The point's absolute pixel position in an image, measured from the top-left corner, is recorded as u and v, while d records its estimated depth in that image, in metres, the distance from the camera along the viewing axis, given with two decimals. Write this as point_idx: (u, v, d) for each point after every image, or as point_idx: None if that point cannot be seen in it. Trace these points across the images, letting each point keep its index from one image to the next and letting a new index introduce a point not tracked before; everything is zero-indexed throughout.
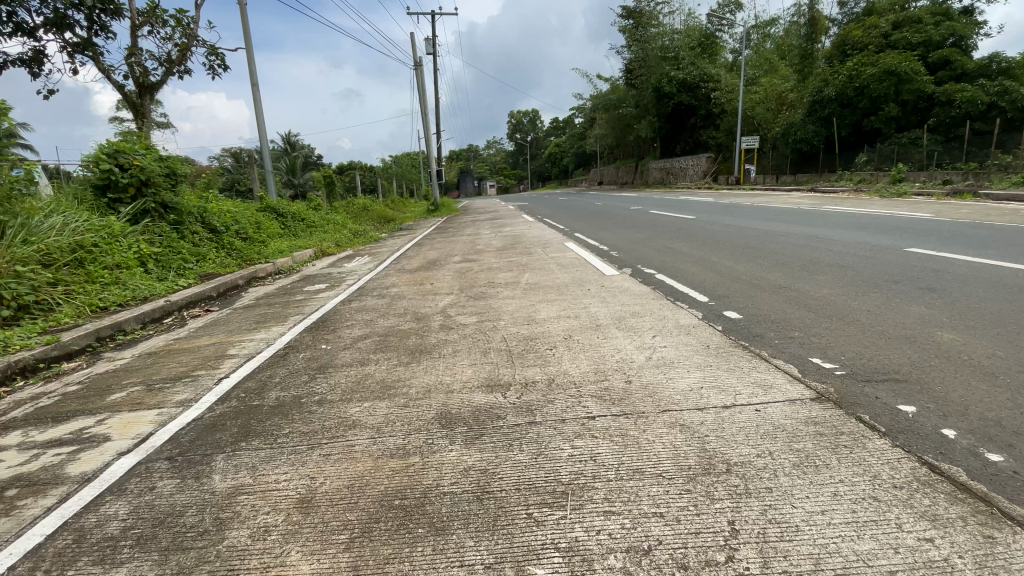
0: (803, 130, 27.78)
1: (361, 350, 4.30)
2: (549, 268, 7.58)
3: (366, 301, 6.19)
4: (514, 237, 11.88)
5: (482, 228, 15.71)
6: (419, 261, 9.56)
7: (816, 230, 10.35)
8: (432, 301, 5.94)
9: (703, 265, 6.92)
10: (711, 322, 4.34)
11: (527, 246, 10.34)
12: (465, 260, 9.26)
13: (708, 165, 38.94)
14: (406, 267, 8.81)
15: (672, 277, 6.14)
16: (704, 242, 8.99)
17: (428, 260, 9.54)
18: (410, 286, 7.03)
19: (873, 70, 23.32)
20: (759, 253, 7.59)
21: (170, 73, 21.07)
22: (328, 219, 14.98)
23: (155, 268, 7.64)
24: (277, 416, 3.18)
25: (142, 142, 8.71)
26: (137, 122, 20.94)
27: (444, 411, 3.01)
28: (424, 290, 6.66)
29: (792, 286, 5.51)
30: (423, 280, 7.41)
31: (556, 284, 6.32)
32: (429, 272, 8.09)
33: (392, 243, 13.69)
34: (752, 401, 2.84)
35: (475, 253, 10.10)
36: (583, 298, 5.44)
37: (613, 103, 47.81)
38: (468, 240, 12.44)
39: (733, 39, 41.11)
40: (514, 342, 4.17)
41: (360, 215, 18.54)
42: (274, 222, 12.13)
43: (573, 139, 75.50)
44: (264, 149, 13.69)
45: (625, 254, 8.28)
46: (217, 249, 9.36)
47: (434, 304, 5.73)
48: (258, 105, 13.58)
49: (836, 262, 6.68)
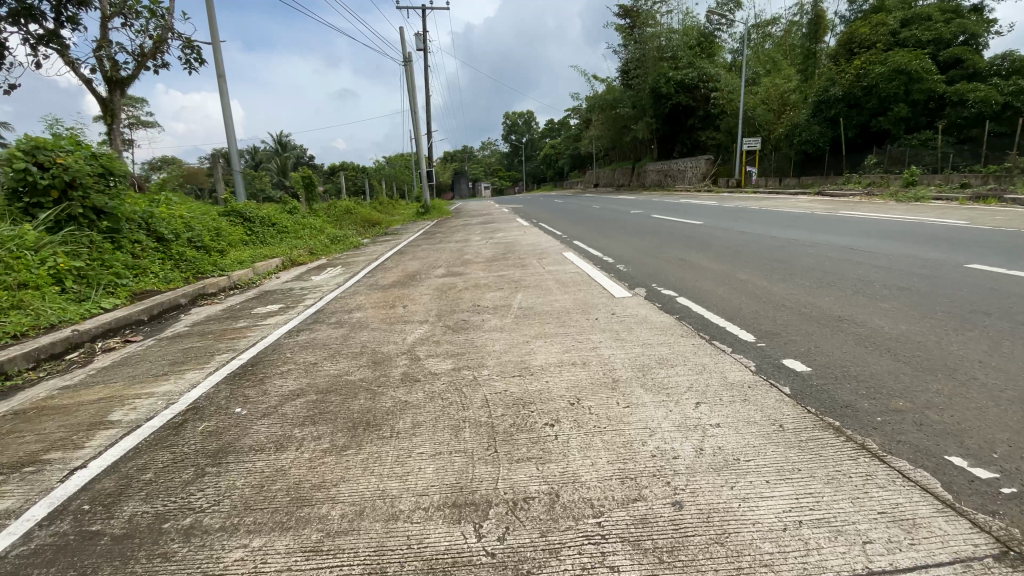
0: (809, 131, 26.68)
1: (286, 420, 3.07)
2: (547, 285, 6.35)
3: (318, 334, 4.94)
4: (506, 245, 10.65)
5: (473, 233, 14.50)
6: (396, 274, 8.33)
7: (844, 239, 9.23)
8: (398, 334, 4.69)
9: (730, 285, 5.72)
10: (774, 380, 3.14)
11: (521, 256, 9.14)
12: (449, 273, 8.05)
13: (708, 166, 37.87)
14: (381, 283, 7.58)
15: (698, 304, 4.98)
16: (723, 254, 7.85)
17: (406, 273, 8.32)
18: (377, 309, 5.79)
19: (883, 68, 22.31)
20: (792, 269, 6.45)
21: (142, 67, 19.75)
22: (303, 225, 13.67)
23: (75, 286, 6.34)
24: (114, 568, 1.96)
25: (70, 136, 7.44)
26: (106, 119, 19.61)
27: (380, 571, 1.82)
28: (391, 317, 5.39)
29: (854, 317, 4.36)
30: (393, 302, 6.16)
31: (557, 310, 5.10)
32: (405, 290, 6.85)
33: (372, 250, 12.40)
34: (902, 570, 1.68)
35: (462, 264, 8.89)
36: (591, 333, 4.22)
37: (608, 104, 46.60)
38: (456, 247, 11.21)
39: (732, 39, 40.02)
40: (500, 411, 2.93)
41: (342, 219, 17.20)
42: (238, 227, 10.85)
43: (568, 140, 74.21)
44: (231, 148, 12.39)
45: (635, 268, 7.11)
46: (162, 260, 8.08)
47: (399, 341, 4.47)
48: (225, 99, 12.33)
49: (891, 282, 5.56)
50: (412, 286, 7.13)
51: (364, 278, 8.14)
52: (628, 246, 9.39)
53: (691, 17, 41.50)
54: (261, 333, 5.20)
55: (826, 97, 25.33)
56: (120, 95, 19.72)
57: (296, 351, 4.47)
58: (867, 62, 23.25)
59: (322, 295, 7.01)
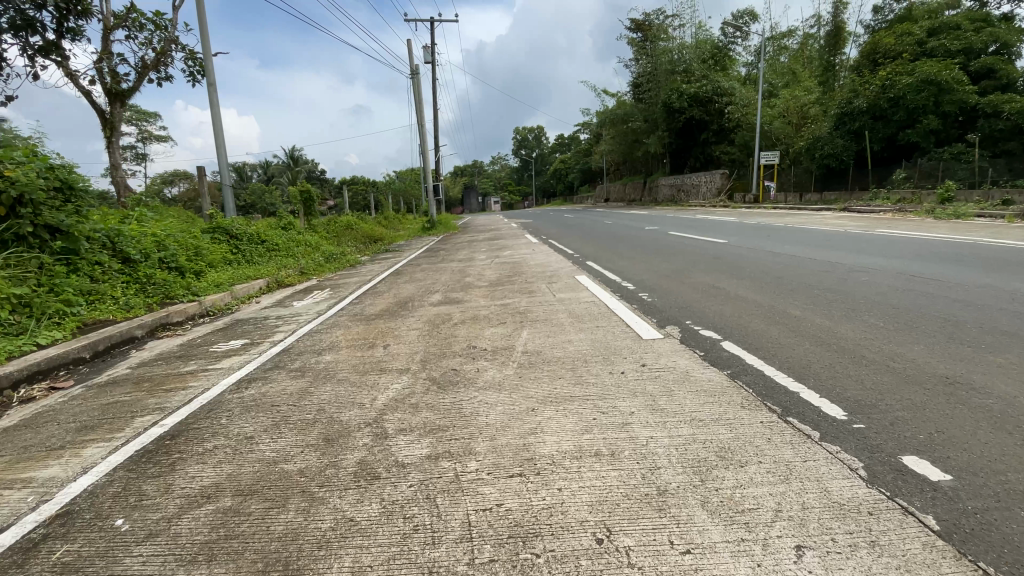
0: (831, 145, 25.33)
1: (176, 554, 2.09)
2: (559, 320, 5.30)
3: (270, 389, 3.92)
4: (513, 266, 9.64)
5: (478, 251, 13.52)
6: (384, 299, 7.34)
7: (894, 262, 8.18)
8: (364, 391, 3.66)
9: (784, 325, 4.66)
10: (903, 500, 2.12)
11: (528, 279, 8.11)
12: (446, 299, 7.04)
13: (723, 181, 36.37)
14: (365, 312, 6.56)
15: (752, 352, 3.94)
16: (761, 280, 6.83)
17: (395, 299, 7.31)
18: (349, 351, 4.75)
19: (910, 79, 21.23)
20: (852, 302, 5.42)
21: (143, 79, 19.35)
22: (298, 241, 12.86)
23: (10, 317, 5.44)
24: None
25: (24, 147, 6.65)
26: (107, 132, 19.13)
27: None
28: (363, 364, 4.34)
29: (964, 378, 3.33)
30: (369, 339, 5.13)
31: (572, 358, 4.05)
32: (391, 322, 5.85)
33: (368, 270, 11.46)
34: None
35: (462, 288, 7.89)
36: (618, 400, 3.14)
37: (620, 117, 45.66)
38: (459, 267, 10.22)
39: (747, 52, 39.02)
40: (492, 555, 1.90)
41: (340, 236, 16.29)
42: (222, 246, 10.01)
43: (579, 155, 73.39)
44: (222, 162, 11.65)
45: (660, 297, 6.09)
46: (127, 284, 7.21)
47: (362, 404, 3.42)
48: (215, 110, 11.63)
49: (985, 323, 4.52)
50: (399, 317, 6.08)
51: (349, 305, 7.15)
52: (649, 268, 8.37)
53: (704, 30, 40.68)
54: (203, 385, 4.19)
55: (850, 109, 24.14)
56: (120, 108, 19.18)
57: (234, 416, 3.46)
58: (893, 72, 22.25)
59: (297, 327, 6.05)
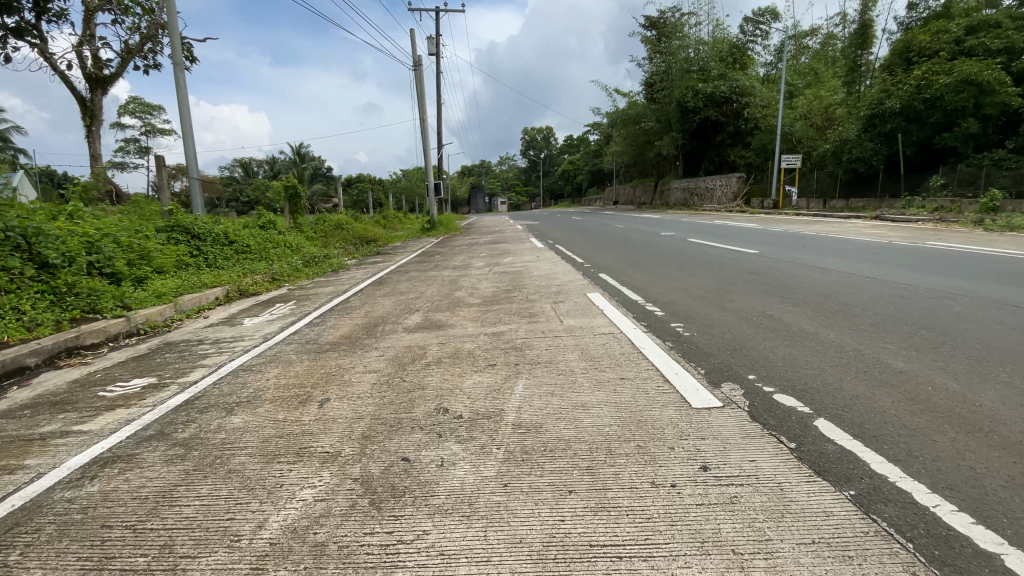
0: (860, 148, 23.54)
1: None
2: (570, 363, 3.88)
3: (122, 490, 2.53)
4: (512, 277, 8.23)
5: (477, 257, 12.12)
6: (352, 319, 5.92)
7: (975, 285, 6.74)
8: (250, 507, 2.26)
9: (895, 390, 3.22)
10: None
11: (529, 295, 6.71)
12: (426, 321, 5.63)
13: (740, 185, 34.87)
14: (321, 338, 5.14)
15: (868, 447, 2.54)
16: (822, 308, 5.43)
17: (365, 319, 5.88)
18: (268, 411, 3.34)
19: (948, 79, 19.58)
20: (965, 347, 4.02)
21: (127, 65, 18.21)
22: (276, 242, 11.52)
23: None
24: None
25: None
26: (85, 120, 18.18)
27: None
28: (276, 438, 2.93)
29: None
30: (300, 389, 3.70)
31: (589, 444, 2.64)
32: (345, 357, 4.43)
33: (350, 276, 10.10)
34: None
35: (450, 304, 6.49)
36: (676, 569, 1.75)
37: (631, 118, 44.18)
38: (451, 276, 8.81)
39: (766, 51, 37.26)
40: None
41: (328, 237, 14.91)
42: (179, 247, 8.73)
43: (588, 156, 71.87)
44: (189, 152, 10.34)
45: (698, 329, 4.71)
46: (41, 295, 5.89)
47: (235, 540, 2.04)
48: (183, 96, 10.37)
49: None
50: (356, 349, 4.64)
51: (304, 327, 5.73)
52: (675, 285, 6.99)
53: (721, 28, 39.14)
54: (35, 472, 2.79)
55: (881, 110, 22.48)
56: (101, 95, 18.28)
57: (30, 560, 2.08)
58: (929, 72, 20.59)
59: (224, 360, 4.65)
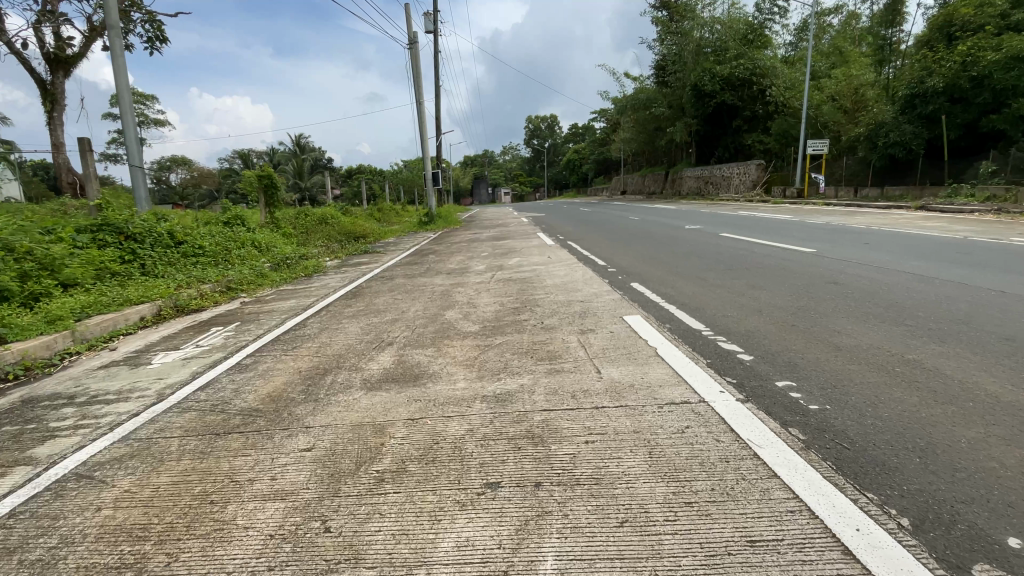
0: (898, 131, 21.19)
1: None
2: (639, 493, 2.09)
3: None
4: (521, 288, 6.45)
5: (478, 257, 10.36)
6: (295, 362, 4.10)
7: None
8: None
9: None
10: None
11: (545, 317, 4.92)
12: (398, 366, 3.82)
13: (759, 173, 32.79)
14: (235, 403, 3.37)
15: None
16: (982, 348, 3.70)
17: (312, 362, 4.06)
18: None
19: (996, 55, 17.59)
20: None
21: (91, 44, 16.53)
22: (241, 241, 9.76)
23: None
24: None
25: None
26: (45, 104, 16.56)
27: None
28: None
29: None
30: (131, 555, 1.96)
31: None
32: (247, 454, 2.66)
33: (322, 282, 8.35)
34: None
35: (438, 330, 4.70)
36: None
37: (642, 103, 42.07)
38: (444, 285, 7.04)
39: (786, 31, 34.85)
40: None
41: (310, 234, 13.17)
42: (106, 252, 7.06)
43: (594, 145, 69.54)
44: (128, 136, 8.62)
45: (822, 392, 2.99)
46: None
47: None
48: (119, 71, 8.69)
49: None
50: (276, 433, 2.85)
51: (223, 376, 3.96)
52: (741, 301, 5.25)
53: (737, 7, 36.74)
54: None
55: (922, 90, 20.23)
56: (63, 77, 16.69)
57: None
58: (976, 47, 18.61)
59: (64, 454, 2.89)
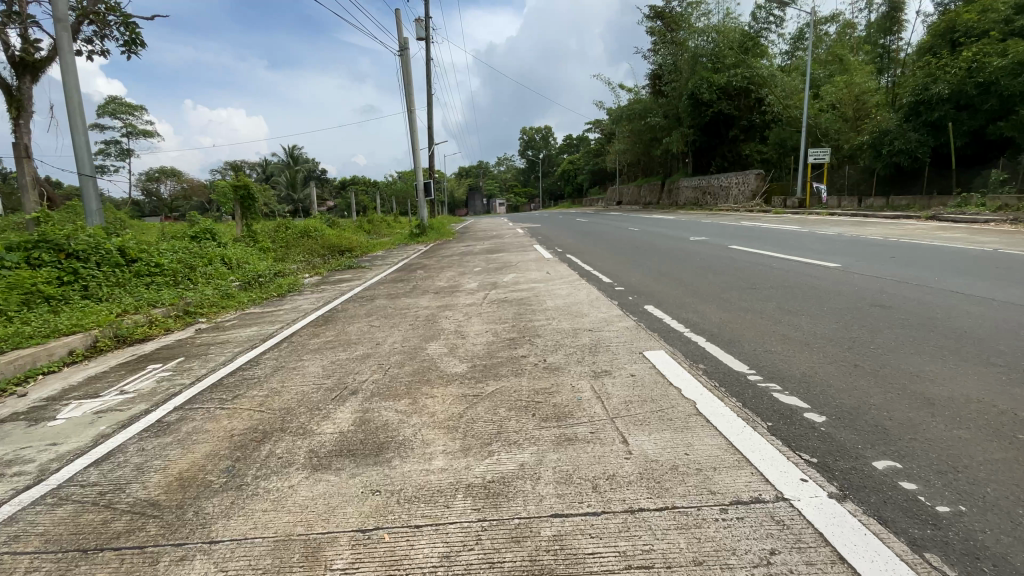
0: (903, 139, 20.55)
1: None
2: None
3: None
4: (518, 312, 5.58)
5: (470, 273, 9.48)
6: (229, 422, 3.18)
7: None
8: None
9: None
10: None
11: (549, 354, 4.02)
12: (357, 430, 2.91)
13: (758, 183, 32.25)
14: (128, 498, 2.46)
15: None
16: None
17: (250, 422, 3.14)
18: None
19: (1003, 61, 17.07)
20: None
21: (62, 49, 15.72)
22: (208, 257, 8.81)
23: None
24: None
25: None
26: (10, 111, 15.65)
27: None
28: None
29: None
30: None
31: None
32: None
33: (294, 303, 7.45)
34: None
35: (416, 371, 3.80)
36: None
37: (637, 113, 41.72)
38: (430, 308, 6.15)
39: (782, 40, 34.53)
40: None
41: (290, 248, 12.28)
42: (38, 275, 6.13)
43: (589, 155, 69.34)
44: (78, 143, 7.79)
45: (940, 480, 2.14)
46: None
47: None
48: (69, 74, 7.93)
49: None
50: (161, 558, 1.96)
51: (129, 446, 3.03)
52: (779, 330, 4.41)
53: (732, 17, 36.46)
54: None
55: (928, 97, 19.66)
56: (32, 83, 15.82)
57: None
58: (981, 52, 18.08)
59: None
